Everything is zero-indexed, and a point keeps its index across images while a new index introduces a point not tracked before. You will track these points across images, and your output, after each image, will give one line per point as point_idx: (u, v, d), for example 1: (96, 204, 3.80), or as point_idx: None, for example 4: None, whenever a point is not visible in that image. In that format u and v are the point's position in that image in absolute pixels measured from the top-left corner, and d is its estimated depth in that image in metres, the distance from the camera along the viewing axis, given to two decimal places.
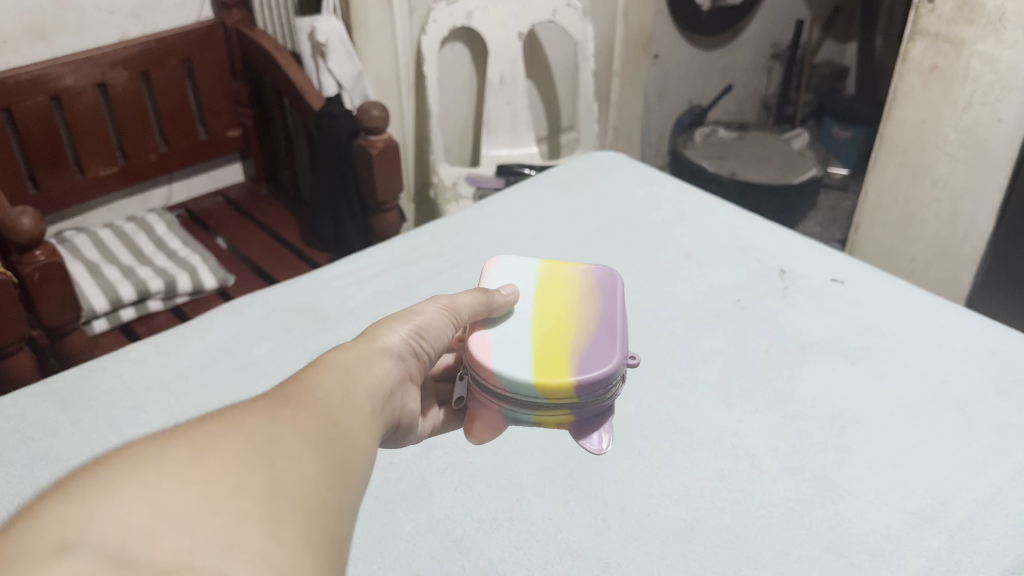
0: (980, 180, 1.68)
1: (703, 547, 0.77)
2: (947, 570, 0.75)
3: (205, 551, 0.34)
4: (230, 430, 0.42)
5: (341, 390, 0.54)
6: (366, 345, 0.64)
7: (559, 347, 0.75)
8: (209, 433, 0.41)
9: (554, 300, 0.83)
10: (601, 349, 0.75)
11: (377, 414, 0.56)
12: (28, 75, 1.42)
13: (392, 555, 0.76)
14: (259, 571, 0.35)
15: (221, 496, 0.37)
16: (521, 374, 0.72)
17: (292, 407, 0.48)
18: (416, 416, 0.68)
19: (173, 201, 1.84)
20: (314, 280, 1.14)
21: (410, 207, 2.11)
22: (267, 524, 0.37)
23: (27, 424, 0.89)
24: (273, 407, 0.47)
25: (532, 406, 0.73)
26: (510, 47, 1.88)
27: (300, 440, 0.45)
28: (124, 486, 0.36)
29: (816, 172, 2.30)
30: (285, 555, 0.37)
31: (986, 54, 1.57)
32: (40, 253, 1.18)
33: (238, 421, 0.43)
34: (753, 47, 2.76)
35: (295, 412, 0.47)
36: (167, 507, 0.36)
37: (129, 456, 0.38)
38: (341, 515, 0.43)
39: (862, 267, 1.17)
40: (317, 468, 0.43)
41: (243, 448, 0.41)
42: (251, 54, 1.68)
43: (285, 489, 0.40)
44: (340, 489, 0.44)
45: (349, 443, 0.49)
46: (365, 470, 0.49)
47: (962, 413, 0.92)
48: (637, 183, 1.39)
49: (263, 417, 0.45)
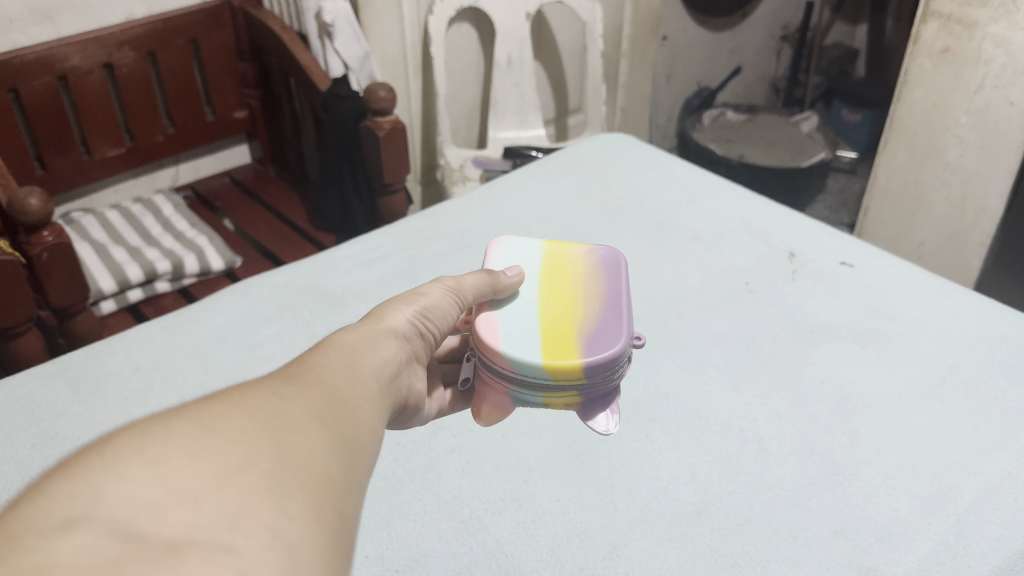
0: (991, 163, 1.66)
1: (710, 529, 0.77)
2: (955, 554, 0.74)
3: (213, 525, 0.34)
4: (236, 407, 0.42)
5: (348, 371, 0.53)
6: (371, 326, 0.63)
7: (566, 329, 0.75)
8: (216, 410, 0.41)
9: (558, 282, 0.82)
10: (608, 331, 0.75)
11: (385, 394, 0.56)
12: (33, 55, 1.41)
13: (400, 535, 0.76)
14: (267, 544, 0.35)
15: (228, 472, 0.37)
16: (530, 356, 0.72)
17: (298, 386, 0.48)
18: (423, 398, 0.68)
19: (180, 182, 1.84)
20: (321, 261, 1.14)
21: (417, 189, 2.10)
22: (275, 499, 0.37)
23: (36, 403, 0.89)
24: (278, 386, 0.46)
25: (539, 389, 0.73)
26: (518, 28, 1.87)
27: (306, 417, 0.44)
28: (131, 463, 0.36)
29: (826, 154, 2.28)
30: (294, 529, 0.37)
31: (998, 36, 1.55)
32: (47, 234, 1.18)
33: (244, 398, 0.43)
34: (762, 28, 2.73)
35: (301, 391, 0.47)
36: (174, 483, 0.36)
37: (135, 434, 0.38)
38: (351, 491, 0.43)
39: (872, 251, 1.16)
40: (324, 444, 0.43)
41: (250, 426, 0.41)
42: (258, 35, 1.67)
43: (293, 464, 0.40)
44: (349, 465, 0.44)
45: (357, 421, 0.49)
46: (373, 448, 0.49)
47: (971, 397, 0.92)
48: (646, 166, 1.38)
49: (270, 395, 0.45)
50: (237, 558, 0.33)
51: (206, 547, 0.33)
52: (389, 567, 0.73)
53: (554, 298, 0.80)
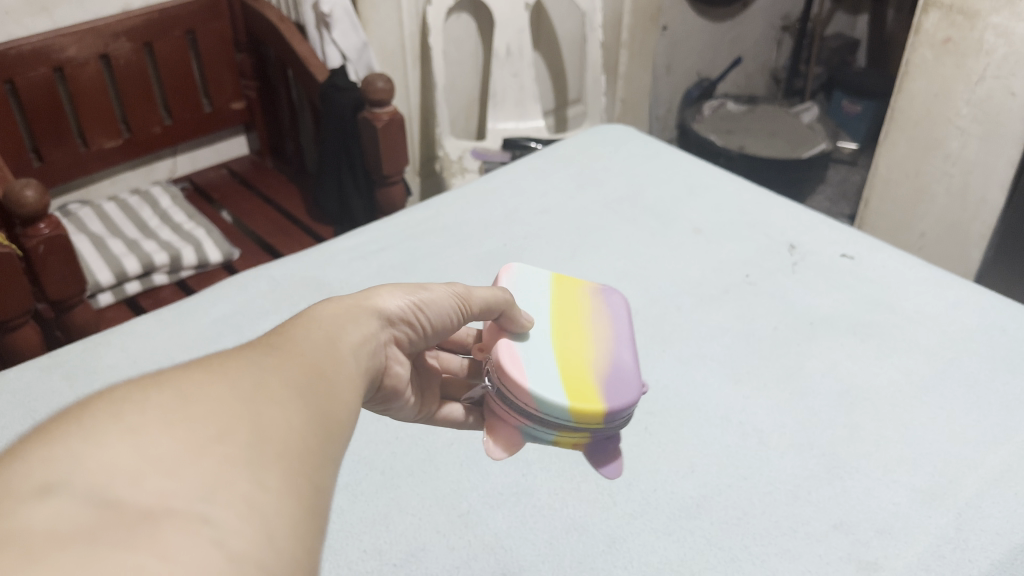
0: (992, 154, 1.65)
1: (709, 522, 0.76)
2: (955, 548, 0.74)
3: (189, 495, 0.34)
4: (214, 376, 0.41)
5: (325, 341, 0.52)
6: (356, 304, 0.61)
7: (584, 369, 0.75)
8: (194, 378, 0.41)
9: (558, 310, 0.83)
10: (621, 377, 0.76)
11: (362, 369, 0.54)
12: (29, 46, 1.40)
13: (398, 529, 0.76)
14: (241, 516, 0.34)
15: (205, 443, 0.37)
16: (556, 398, 0.71)
17: (275, 355, 0.47)
18: (398, 382, 0.66)
19: (178, 173, 1.83)
20: (319, 253, 1.13)
21: (416, 180, 2.09)
22: (252, 471, 0.37)
23: (32, 397, 0.89)
24: (254, 355, 0.46)
25: (556, 426, 0.74)
26: (516, 19, 1.86)
27: (283, 387, 0.44)
28: (109, 429, 0.35)
29: (827, 146, 2.27)
30: (270, 502, 0.36)
31: (1000, 26, 1.54)
32: (44, 226, 1.17)
33: (222, 367, 0.43)
34: (763, 18, 2.72)
35: (277, 361, 0.46)
36: (152, 452, 0.35)
37: (108, 402, 0.38)
38: (325, 462, 0.43)
39: (873, 243, 1.16)
40: (299, 414, 0.43)
41: (227, 395, 0.40)
42: (255, 25, 1.66)
43: (269, 436, 0.40)
44: (324, 435, 0.44)
45: (333, 391, 0.48)
46: (348, 418, 0.48)
47: (972, 390, 0.91)
48: (646, 157, 1.37)
49: (246, 365, 0.44)
50: (213, 529, 0.33)
51: (182, 517, 0.33)
52: (386, 561, 0.73)
53: (561, 329, 0.81)
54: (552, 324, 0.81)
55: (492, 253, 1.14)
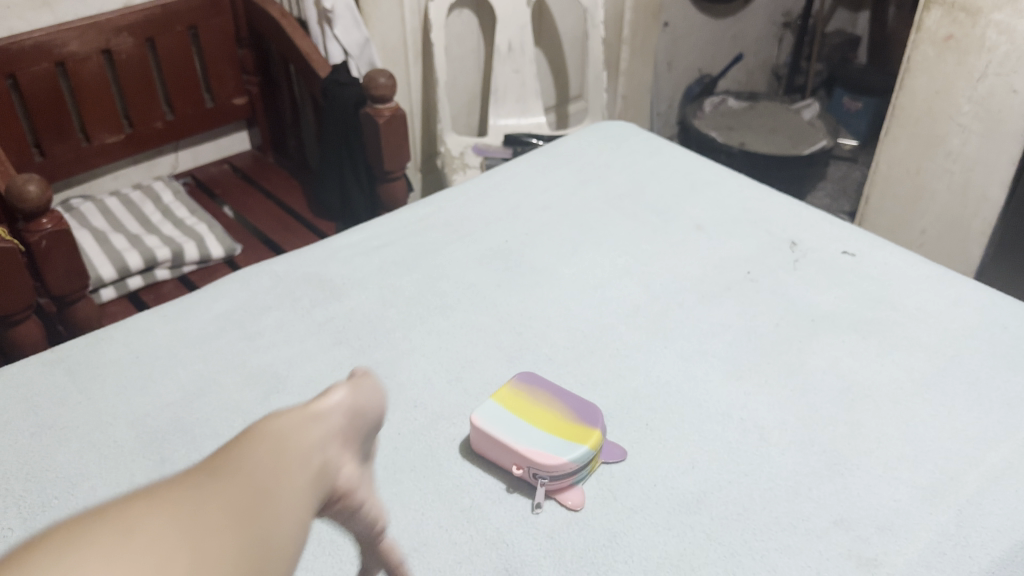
0: (993, 152, 1.66)
1: (709, 517, 0.77)
2: (955, 544, 0.75)
3: None
4: (143, 518, 0.33)
5: (281, 441, 0.42)
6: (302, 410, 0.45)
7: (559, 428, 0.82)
8: (120, 524, 0.33)
9: (531, 420, 0.82)
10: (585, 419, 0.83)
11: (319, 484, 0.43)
12: (32, 40, 1.40)
13: (400, 524, 0.76)
14: None
15: None
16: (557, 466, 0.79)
17: (220, 477, 0.38)
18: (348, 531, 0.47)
19: (180, 169, 1.83)
20: (321, 249, 1.13)
21: (417, 176, 2.10)
22: None
23: (35, 391, 0.89)
24: (195, 478, 0.37)
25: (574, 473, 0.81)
26: (518, 15, 1.86)
27: (230, 519, 0.36)
28: None
29: (827, 142, 2.28)
30: None
31: (1002, 23, 1.54)
32: (46, 221, 1.18)
33: (155, 501, 0.35)
34: (765, 15, 2.72)
35: (222, 482, 0.38)
36: None
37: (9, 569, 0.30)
38: None
39: (874, 240, 1.16)
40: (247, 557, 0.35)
41: (175, 543, 0.33)
42: (258, 21, 1.67)
43: None
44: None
45: (293, 510, 0.39)
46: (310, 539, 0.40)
47: (973, 387, 0.92)
48: (647, 154, 1.37)
49: (183, 494, 0.36)
50: None
51: None
52: None
53: (562, 433, 0.81)
54: (553, 435, 0.81)
55: (494, 249, 1.14)
